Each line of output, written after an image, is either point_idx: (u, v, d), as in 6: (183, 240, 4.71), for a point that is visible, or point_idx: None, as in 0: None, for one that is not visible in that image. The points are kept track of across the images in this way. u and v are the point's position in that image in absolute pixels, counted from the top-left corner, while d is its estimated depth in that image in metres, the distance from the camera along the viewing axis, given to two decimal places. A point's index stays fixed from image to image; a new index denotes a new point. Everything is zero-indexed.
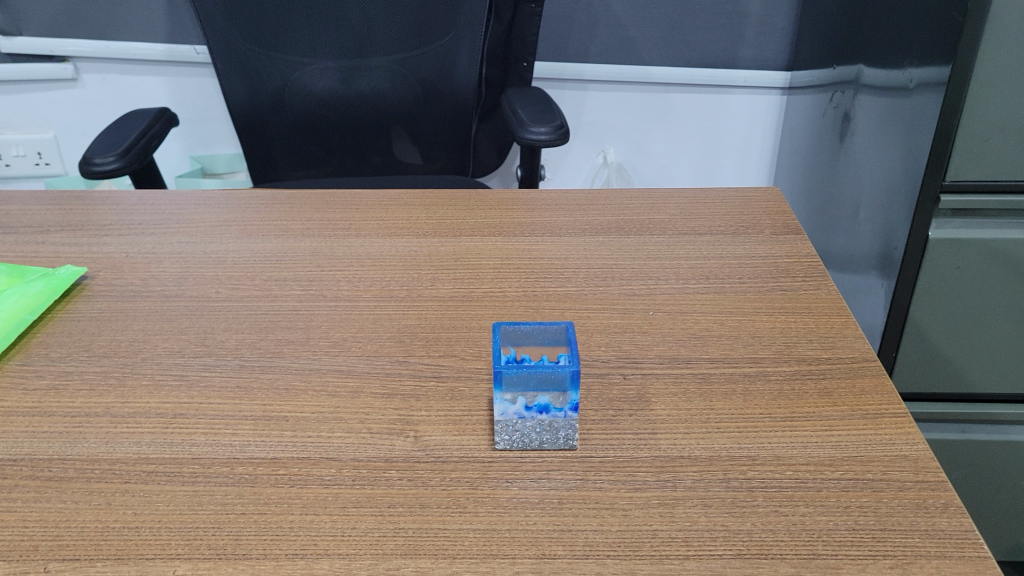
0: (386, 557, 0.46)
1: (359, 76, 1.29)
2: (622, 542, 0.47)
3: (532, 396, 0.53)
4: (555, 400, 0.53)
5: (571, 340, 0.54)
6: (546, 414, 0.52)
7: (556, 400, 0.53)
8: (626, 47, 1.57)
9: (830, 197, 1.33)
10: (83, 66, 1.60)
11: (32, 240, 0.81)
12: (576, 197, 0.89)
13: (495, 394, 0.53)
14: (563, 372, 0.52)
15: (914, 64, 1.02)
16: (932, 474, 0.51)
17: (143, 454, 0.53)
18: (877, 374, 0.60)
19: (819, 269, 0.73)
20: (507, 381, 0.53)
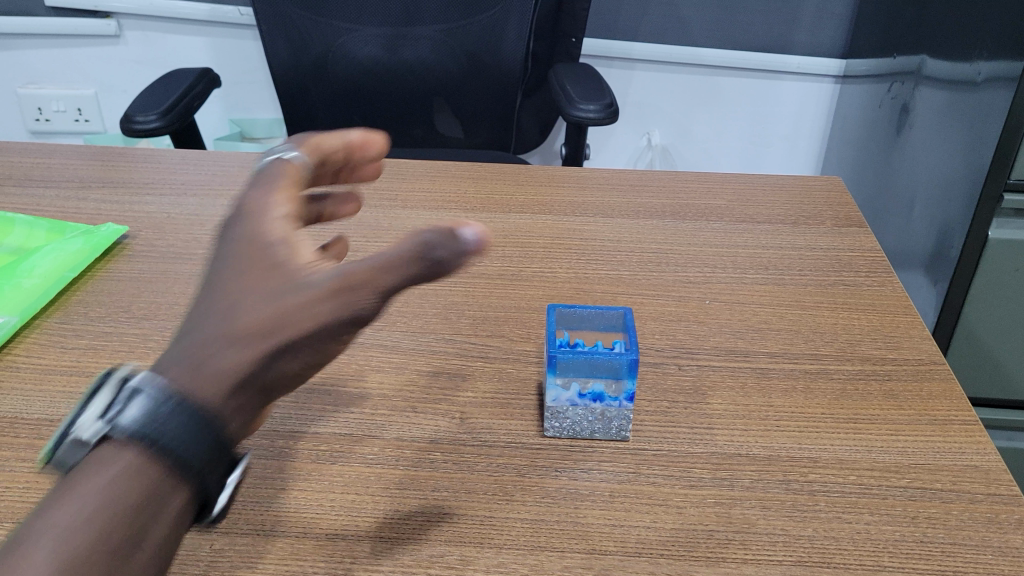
0: (429, 543, 0.44)
1: (404, 45, 1.26)
2: (676, 541, 0.45)
3: (587, 382, 0.51)
4: (610, 388, 0.51)
5: (629, 318, 0.53)
6: (600, 402, 0.50)
7: (611, 388, 0.51)
8: (677, 27, 1.53)
9: (883, 189, 1.28)
10: (126, 23, 1.59)
11: (73, 196, 0.79)
12: (630, 177, 0.86)
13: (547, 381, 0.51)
14: (621, 360, 0.50)
15: (984, 57, 0.98)
16: (1005, 488, 0.48)
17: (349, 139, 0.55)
18: (945, 378, 0.57)
19: (883, 266, 0.70)
20: (562, 366, 0.51)
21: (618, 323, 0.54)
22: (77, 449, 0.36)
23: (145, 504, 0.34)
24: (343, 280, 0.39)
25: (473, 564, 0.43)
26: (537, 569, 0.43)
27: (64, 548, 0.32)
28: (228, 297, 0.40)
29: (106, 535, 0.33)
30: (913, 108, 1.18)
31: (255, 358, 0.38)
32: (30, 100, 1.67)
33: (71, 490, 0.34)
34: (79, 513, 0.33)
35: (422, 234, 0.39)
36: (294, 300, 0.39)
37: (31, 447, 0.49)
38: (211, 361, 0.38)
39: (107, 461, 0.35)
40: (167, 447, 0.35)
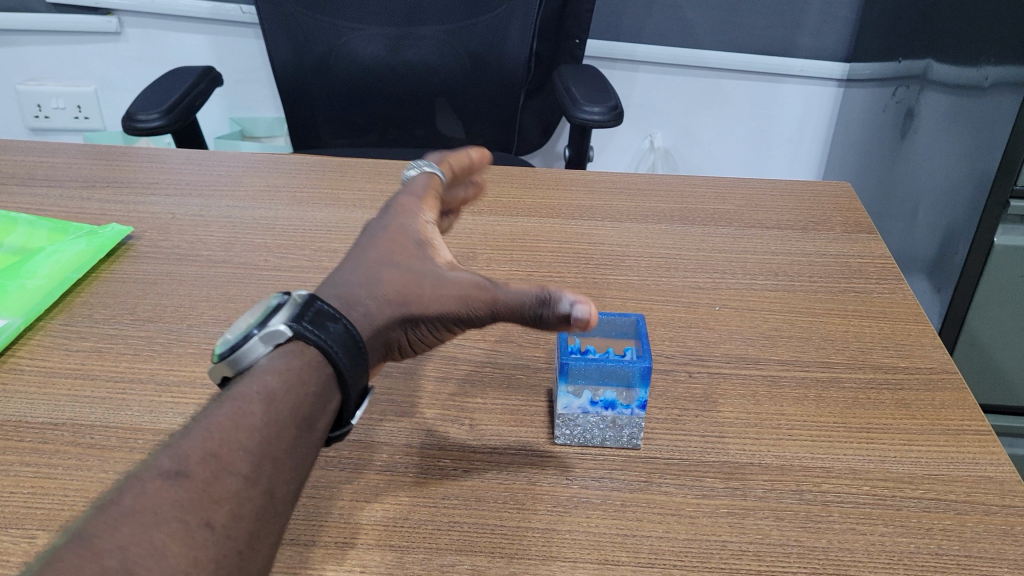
0: (440, 552, 0.44)
1: (408, 45, 1.26)
2: (689, 552, 0.44)
3: (598, 390, 0.51)
4: (622, 396, 0.50)
5: (642, 326, 0.52)
6: (611, 410, 0.50)
7: (623, 396, 0.50)
8: (681, 29, 1.52)
9: (887, 193, 1.28)
10: (127, 20, 1.58)
11: (77, 195, 0.79)
12: (638, 181, 0.86)
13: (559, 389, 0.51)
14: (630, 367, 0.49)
15: (991, 62, 0.98)
16: (1020, 500, 0.48)
17: (471, 158, 0.63)
18: (958, 387, 0.57)
19: (894, 273, 0.69)
20: (572, 373, 0.51)
21: (630, 330, 0.54)
22: (259, 346, 0.42)
23: (316, 397, 0.41)
24: (476, 288, 0.47)
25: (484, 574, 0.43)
26: None
27: (261, 414, 0.39)
28: (380, 263, 0.49)
29: (290, 413, 0.40)
30: (918, 113, 1.18)
31: (389, 318, 0.47)
32: (29, 97, 1.66)
33: (259, 375, 0.41)
34: (272, 389, 0.40)
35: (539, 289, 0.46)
36: (431, 287, 0.48)
37: (36, 451, 0.49)
38: (359, 306, 0.46)
39: (288, 359, 0.42)
40: (337, 356, 0.43)
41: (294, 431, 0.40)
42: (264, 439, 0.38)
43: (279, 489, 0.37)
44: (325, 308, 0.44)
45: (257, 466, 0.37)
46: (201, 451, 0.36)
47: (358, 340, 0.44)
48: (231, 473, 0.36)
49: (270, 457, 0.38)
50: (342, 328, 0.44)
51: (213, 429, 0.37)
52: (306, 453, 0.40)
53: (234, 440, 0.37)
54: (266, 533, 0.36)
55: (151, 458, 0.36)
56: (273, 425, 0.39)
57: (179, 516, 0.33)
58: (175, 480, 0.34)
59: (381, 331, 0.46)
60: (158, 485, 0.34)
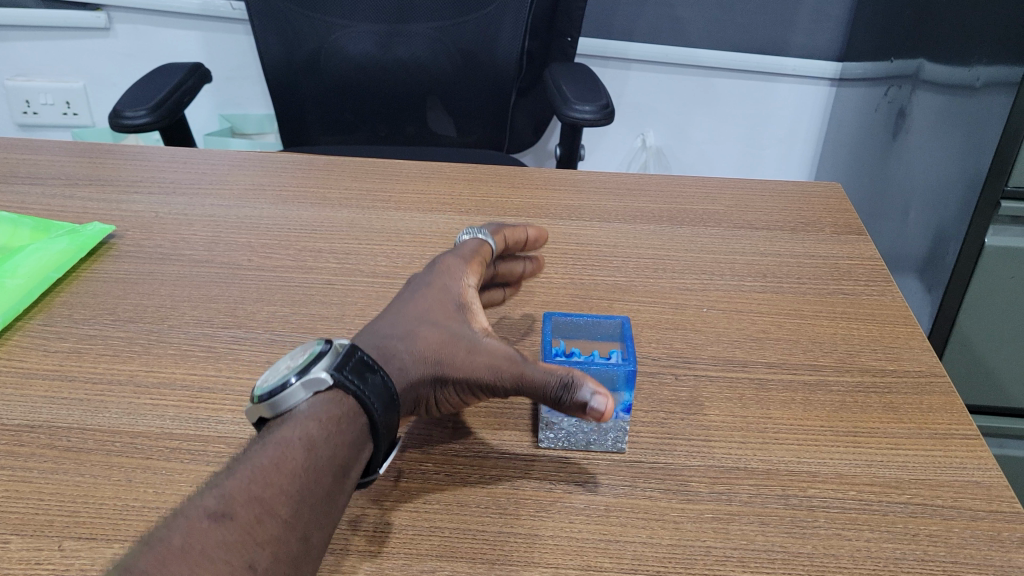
0: (420, 559, 0.43)
1: (398, 42, 1.25)
2: (672, 558, 0.44)
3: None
4: None
5: (625, 331, 0.52)
6: None
7: None
8: (673, 27, 1.51)
9: (878, 193, 1.28)
10: (117, 16, 1.57)
11: (59, 193, 0.78)
12: (627, 181, 0.85)
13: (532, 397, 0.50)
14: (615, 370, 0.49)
15: (983, 62, 0.97)
16: (1007, 505, 0.47)
17: (529, 236, 0.62)
18: (946, 391, 0.56)
19: (883, 275, 0.69)
20: None
21: (616, 333, 0.54)
22: (299, 392, 0.43)
23: (353, 444, 0.43)
24: (507, 360, 0.48)
25: None
26: None
27: (302, 459, 0.40)
28: (418, 319, 0.50)
29: (329, 459, 0.41)
30: (910, 113, 1.17)
31: (420, 377, 0.47)
32: (17, 93, 1.65)
33: (300, 421, 0.42)
34: (313, 436, 0.41)
35: (564, 372, 0.46)
36: (465, 351, 0.48)
37: (11, 454, 0.48)
38: (393, 361, 0.47)
39: (327, 407, 0.43)
40: (373, 408, 0.44)
41: (332, 476, 0.41)
42: (303, 486, 0.39)
43: (314, 534, 0.39)
44: (365, 360, 0.45)
45: (295, 513, 0.38)
46: (245, 493, 0.38)
47: (393, 394, 0.45)
48: (272, 518, 0.37)
49: (307, 503, 0.39)
50: (379, 381, 0.45)
51: (257, 472, 0.39)
52: (339, 499, 0.41)
53: (277, 485, 0.39)
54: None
55: (198, 496, 0.38)
56: (311, 469, 0.40)
57: (224, 559, 0.35)
58: (221, 522, 0.36)
59: (412, 388, 0.47)
60: (204, 527, 0.36)
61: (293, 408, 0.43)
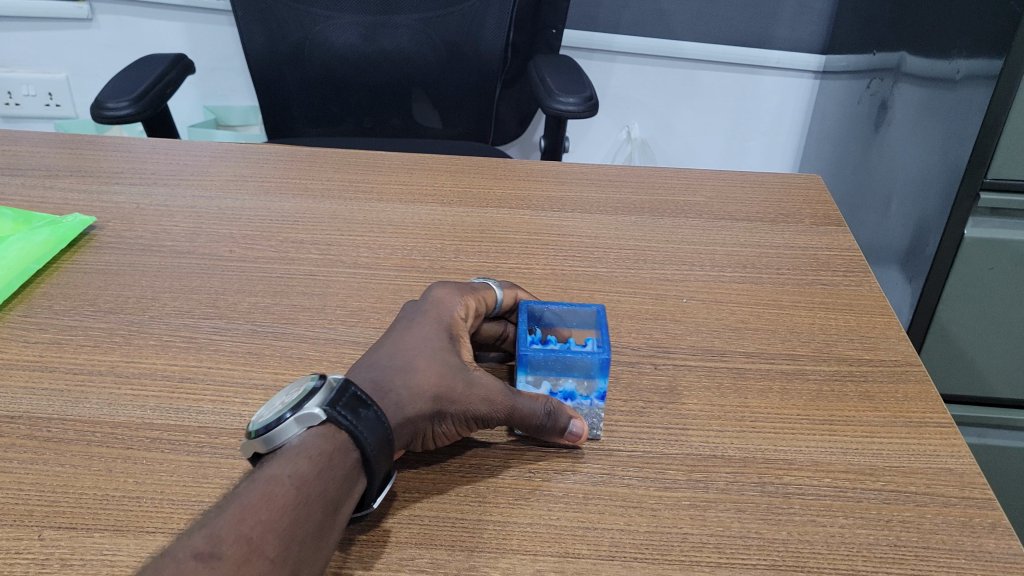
0: (400, 547, 0.44)
1: (383, 33, 1.24)
2: (649, 545, 0.44)
3: (557, 380, 0.51)
4: (582, 387, 0.51)
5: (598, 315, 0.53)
6: (570, 402, 0.51)
7: (583, 387, 0.51)
8: (658, 20, 1.52)
9: (860, 186, 1.28)
10: (99, 6, 1.56)
11: (40, 185, 0.77)
12: (609, 173, 0.85)
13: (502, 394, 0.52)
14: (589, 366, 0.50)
15: (963, 55, 0.98)
16: (979, 491, 0.48)
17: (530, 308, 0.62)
18: (921, 379, 0.57)
19: (861, 265, 0.70)
20: (533, 365, 0.50)
21: (591, 320, 0.54)
22: (293, 427, 0.41)
23: (346, 480, 0.41)
24: (501, 392, 0.49)
25: (443, 568, 0.42)
26: (509, 572, 0.42)
27: (292, 495, 0.39)
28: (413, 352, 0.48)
29: (322, 495, 0.40)
30: (891, 106, 1.18)
31: (420, 411, 0.46)
32: None
33: (291, 458, 0.40)
34: (303, 472, 0.40)
35: (548, 401, 0.49)
36: (464, 384, 0.48)
37: None
38: (393, 394, 0.46)
39: (320, 443, 0.41)
40: (368, 443, 0.42)
41: (323, 512, 0.40)
42: (294, 523, 0.38)
43: (303, 574, 0.37)
44: (358, 394, 0.43)
45: (285, 550, 0.37)
46: (233, 532, 0.36)
47: (388, 430, 0.43)
48: (262, 557, 0.36)
49: (298, 541, 0.38)
50: (374, 417, 0.43)
51: (245, 509, 0.37)
52: (330, 537, 0.40)
53: (267, 521, 0.37)
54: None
55: (183, 536, 0.36)
56: (303, 505, 0.39)
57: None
58: (207, 564, 0.34)
59: (412, 422, 0.46)
60: (190, 568, 0.34)
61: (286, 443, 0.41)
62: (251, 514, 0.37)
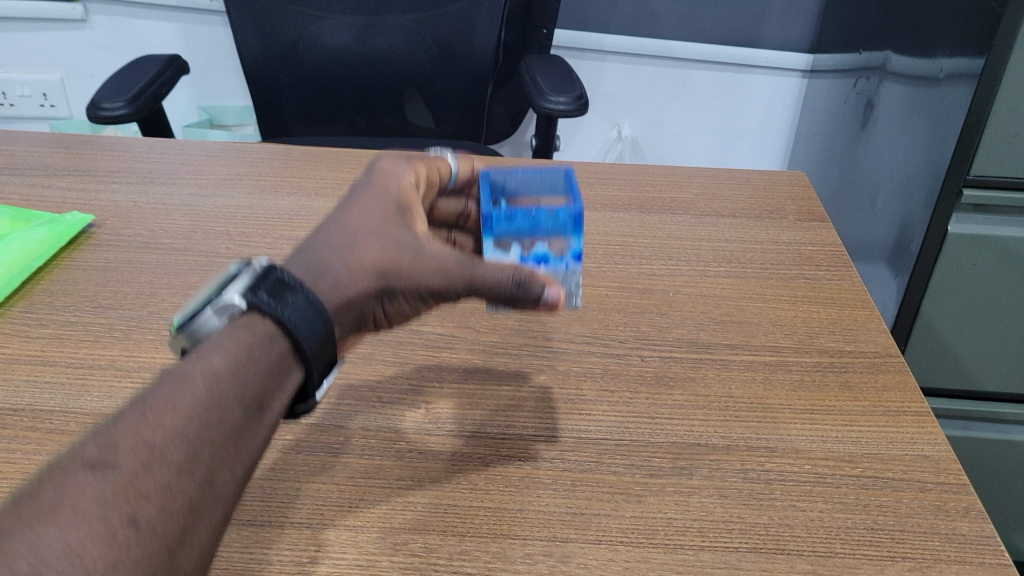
0: (394, 532, 0.45)
1: (375, 34, 1.26)
2: (636, 529, 0.46)
3: (529, 245, 0.55)
4: (554, 248, 0.55)
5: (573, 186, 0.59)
6: (545, 264, 0.55)
7: (555, 249, 0.55)
8: (648, 19, 1.53)
9: (848, 183, 1.30)
10: (93, 7, 1.57)
11: (38, 184, 0.79)
12: (598, 170, 0.87)
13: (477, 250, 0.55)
14: (559, 213, 0.54)
15: (946, 54, 0.99)
16: (954, 477, 0.50)
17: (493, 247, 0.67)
18: (900, 370, 0.59)
19: (843, 260, 0.71)
20: (502, 235, 0.55)
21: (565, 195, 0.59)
22: (213, 319, 0.42)
23: (269, 372, 0.40)
24: (453, 264, 0.51)
25: (436, 551, 0.44)
26: (499, 556, 0.44)
27: (205, 393, 0.37)
28: (354, 234, 0.51)
29: (239, 392, 0.38)
30: (878, 104, 1.20)
31: (365, 286, 0.48)
32: None
33: (210, 348, 0.39)
34: (218, 367, 0.38)
35: (515, 272, 0.50)
36: (410, 259, 0.50)
37: None
38: (332, 269, 0.48)
39: (241, 331, 0.41)
40: (294, 329, 0.41)
41: (241, 409, 0.38)
42: (204, 424, 0.35)
43: (218, 478, 0.35)
44: (282, 279, 0.43)
45: (194, 452, 0.34)
46: (130, 437, 0.33)
47: (318, 312, 0.43)
48: (163, 461, 0.33)
49: (212, 440, 0.35)
50: (300, 301, 0.42)
51: (148, 411, 0.35)
52: (253, 433, 0.38)
53: (170, 423, 0.34)
54: (204, 524, 0.34)
55: (75, 446, 0.33)
56: (217, 402, 0.37)
57: (99, 519, 0.30)
58: (97, 474, 0.31)
59: (356, 295, 0.48)
60: (78, 481, 0.31)
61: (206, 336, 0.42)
62: (157, 415, 0.34)
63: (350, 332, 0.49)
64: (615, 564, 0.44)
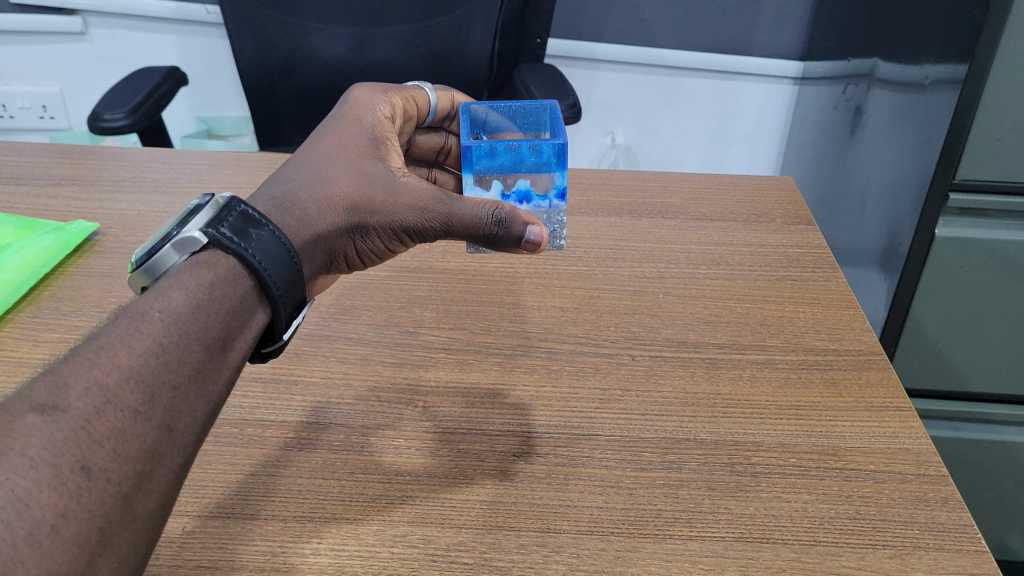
0: (393, 524, 0.47)
1: (371, 44, 1.27)
2: (626, 520, 0.47)
3: (512, 182, 0.62)
4: (538, 185, 0.62)
5: (557, 114, 0.64)
6: (529, 200, 0.63)
7: (539, 184, 0.62)
8: (640, 29, 1.56)
9: (838, 188, 1.32)
10: (93, 20, 1.59)
11: (44, 194, 0.81)
12: (590, 176, 0.89)
13: (466, 177, 0.61)
14: (545, 145, 0.60)
15: (931, 61, 0.99)
16: (934, 469, 0.52)
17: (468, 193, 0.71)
18: (883, 367, 0.60)
19: (829, 261, 0.73)
20: (487, 170, 0.61)
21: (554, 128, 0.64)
22: (172, 254, 0.46)
23: (227, 317, 0.44)
24: (429, 200, 0.54)
25: (434, 543, 0.46)
26: (495, 547, 0.45)
27: (163, 334, 0.41)
28: (328, 165, 0.55)
29: (199, 335, 0.42)
30: (866, 110, 1.22)
31: (335, 223, 0.53)
32: None
33: (177, 284, 0.44)
34: (178, 307, 0.42)
35: (498, 211, 0.54)
36: (383, 193, 0.55)
37: None
38: (301, 206, 0.52)
39: (205, 268, 0.46)
40: (258, 267, 0.47)
41: (196, 356, 0.42)
42: (162, 367, 0.40)
43: (178, 422, 0.39)
44: (244, 218, 0.48)
45: (149, 398, 0.38)
46: (85, 381, 0.37)
47: (279, 250, 0.48)
48: (120, 405, 0.37)
49: (165, 388, 0.39)
50: (261, 239, 0.48)
51: (106, 353, 0.38)
52: (214, 373, 0.43)
53: (125, 369, 0.38)
54: (157, 469, 0.38)
55: (28, 384, 0.36)
56: (172, 349, 0.41)
57: (52, 461, 0.34)
58: (51, 417, 0.35)
59: (326, 231, 0.53)
60: (32, 423, 0.34)
61: (167, 270, 0.46)
62: (116, 358, 0.38)
63: (323, 262, 0.55)
64: (606, 554, 0.45)
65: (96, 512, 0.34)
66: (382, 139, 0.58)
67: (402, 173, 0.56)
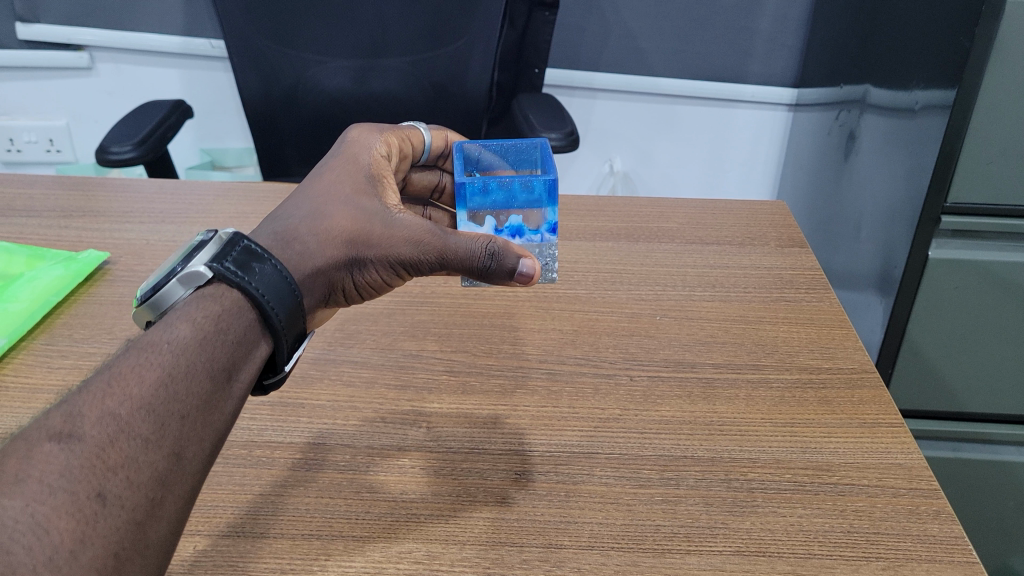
0: (398, 542, 0.48)
1: (372, 77, 1.29)
2: (626, 535, 0.49)
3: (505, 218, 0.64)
4: (531, 221, 0.64)
5: (548, 153, 0.67)
6: (522, 235, 0.64)
7: (531, 220, 0.64)
8: (636, 58, 1.59)
9: (832, 212, 1.34)
10: (99, 55, 1.62)
11: (55, 225, 0.83)
12: (588, 202, 0.91)
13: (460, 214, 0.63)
14: (536, 181, 0.62)
15: (921, 86, 1.01)
16: (926, 482, 0.53)
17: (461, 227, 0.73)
18: (874, 385, 0.62)
19: (822, 283, 0.75)
20: (481, 207, 0.63)
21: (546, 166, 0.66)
22: (178, 288, 0.48)
23: (233, 348, 0.46)
24: (424, 235, 0.56)
25: (438, 559, 0.47)
26: (498, 562, 0.47)
27: (172, 365, 0.42)
28: (327, 202, 0.57)
29: (206, 365, 0.44)
30: (859, 136, 1.24)
31: (336, 257, 0.55)
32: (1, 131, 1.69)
33: (183, 317, 0.46)
34: (184, 339, 0.44)
35: (491, 244, 0.56)
36: (380, 227, 0.57)
37: None
38: (304, 240, 0.54)
39: (209, 300, 0.47)
40: (260, 299, 0.48)
41: (204, 386, 0.43)
42: (171, 396, 0.41)
43: (187, 448, 0.41)
44: (246, 253, 0.50)
45: (159, 427, 0.40)
46: (98, 410, 0.38)
47: (279, 284, 0.50)
48: (132, 433, 0.38)
49: (174, 417, 0.41)
50: (262, 274, 0.49)
51: (118, 384, 0.40)
52: (222, 402, 0.44)
53: (136, 398, 0.40)
54: (168, 497, 0.39)
55: (45, 414, 0.38)
56: (181, 378, 0.42)
57: (68, 488, 0.35)
58: (66, 445, 0.36)
59: (327, 264, 0.54)
60: (48, 450, 0.36)
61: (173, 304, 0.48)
62: (129, 387, 0.40)
63: (321, 296, 0.56)
64: (606, 568, 0.46)
65: (111, 537, 0.36)
66: (378, 178, 0.61)
67: (396, 210, 0.58)
